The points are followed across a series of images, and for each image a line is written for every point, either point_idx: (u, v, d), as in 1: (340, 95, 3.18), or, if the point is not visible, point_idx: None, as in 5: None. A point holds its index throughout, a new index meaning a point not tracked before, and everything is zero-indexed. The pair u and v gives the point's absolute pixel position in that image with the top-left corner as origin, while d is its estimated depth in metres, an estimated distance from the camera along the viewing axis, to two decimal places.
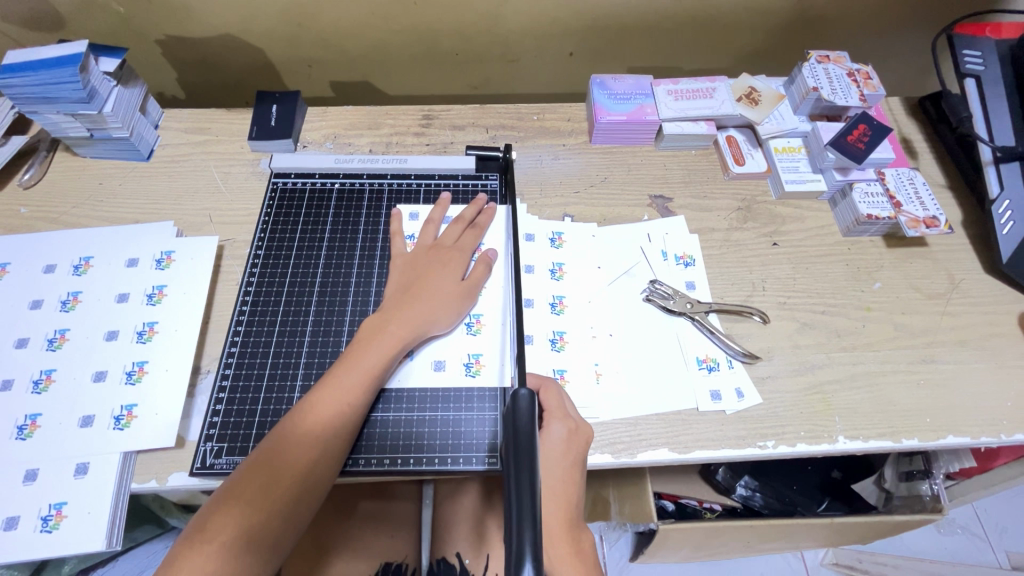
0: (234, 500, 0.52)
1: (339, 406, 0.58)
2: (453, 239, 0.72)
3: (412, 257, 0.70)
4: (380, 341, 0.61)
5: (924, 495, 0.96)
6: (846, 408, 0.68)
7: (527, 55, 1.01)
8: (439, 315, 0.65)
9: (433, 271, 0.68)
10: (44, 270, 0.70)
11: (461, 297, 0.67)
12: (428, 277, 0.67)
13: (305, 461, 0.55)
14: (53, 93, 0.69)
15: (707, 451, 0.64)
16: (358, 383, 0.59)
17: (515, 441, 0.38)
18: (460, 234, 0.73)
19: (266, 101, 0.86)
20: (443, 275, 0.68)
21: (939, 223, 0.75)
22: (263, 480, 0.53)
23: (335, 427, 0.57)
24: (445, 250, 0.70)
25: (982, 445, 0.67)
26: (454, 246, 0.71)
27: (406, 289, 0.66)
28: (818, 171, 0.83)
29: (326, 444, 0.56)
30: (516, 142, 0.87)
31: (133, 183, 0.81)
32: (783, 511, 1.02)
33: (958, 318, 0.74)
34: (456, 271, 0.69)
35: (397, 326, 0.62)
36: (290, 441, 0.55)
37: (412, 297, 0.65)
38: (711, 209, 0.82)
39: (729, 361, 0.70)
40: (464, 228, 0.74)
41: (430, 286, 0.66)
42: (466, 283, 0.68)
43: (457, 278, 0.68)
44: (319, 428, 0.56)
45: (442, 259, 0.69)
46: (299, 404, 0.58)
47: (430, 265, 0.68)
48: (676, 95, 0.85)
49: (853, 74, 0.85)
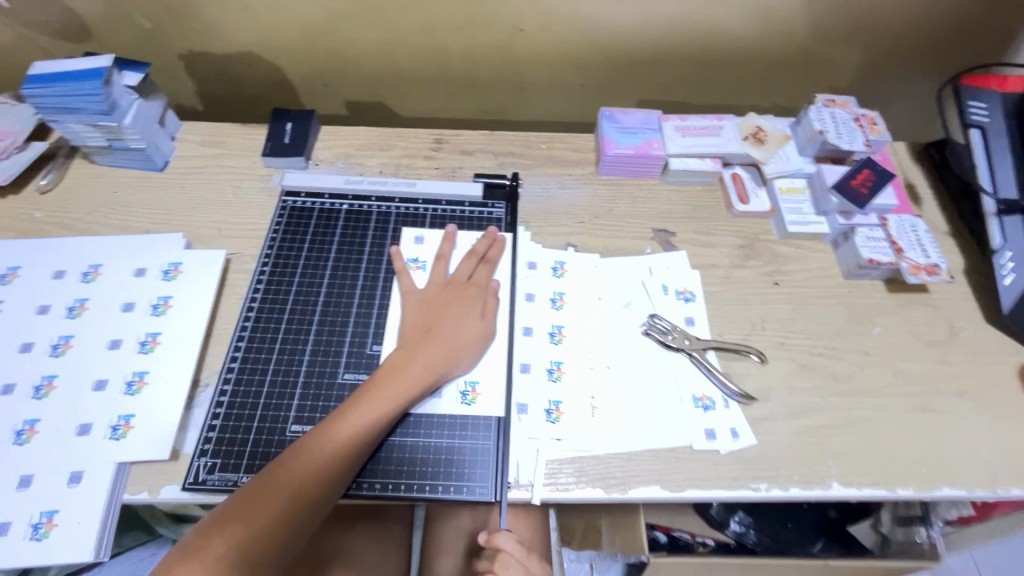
0: (238, 520, 0.52)
1: (355, 439, 0.58)
2: (467, 275, 0.73)
3: (431, 293, 0.71)
4: (401, 379, 0.62)
5: (922, 541, 0.95)
6: (841, 453, 0.67)
7: (538, 84, 1.03)
8: (456, 357, 0.66)
9: (454, 310, 0.69)
10: (53, 276, 0.71)
11: (478, 340, 0.68)
12: (447, 315, 0.68)
13: (312, 491, 0.55)
14: (75, 104, 0.71)
15: (699, 490, 0.64)
16: (374, 418, 0.60)
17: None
18: (473, 270, 0.74)
19: (281, 119, 0.88)
20: (462, 316, 0.69)
21: (939, 271, 0.76)
22: (269, 504, 0.54)
23: (346, 460, 0.58)
24: (464, 288, 0.71)
25: (978, 498, 0.66)
26: (470, 283, 0.72)
27: (430, 327, 0.67)
28: (821, 213, 0.84)
29: (335, 476, 0.57)
30: (523, 170, 0.89)
31: (146, 192, 0.83)
32: (777, 550, 1.01)
33: (957, 367, 0.74)
34: (476, 312, 0.70)
35: (419, 367, 0.63)
36: (302, 469, 0.56)
37: (432, 336, 0.66)
38: (713, 245, 0.83)
39: (725, 401, 0.70)
40: (476, 262, 0.74)
41: (450, 326, 0.67)
42: (484, 324, 0.69)
43: (476, 318, 0.69)
44: (330, 460, 0.57)
45: (460, 296, 0.70)
46: (312, 433, 0.58)
47: (449, 305, 0.69)
48: (683, 131, 0.87)
49: (858, 119, 0.86)
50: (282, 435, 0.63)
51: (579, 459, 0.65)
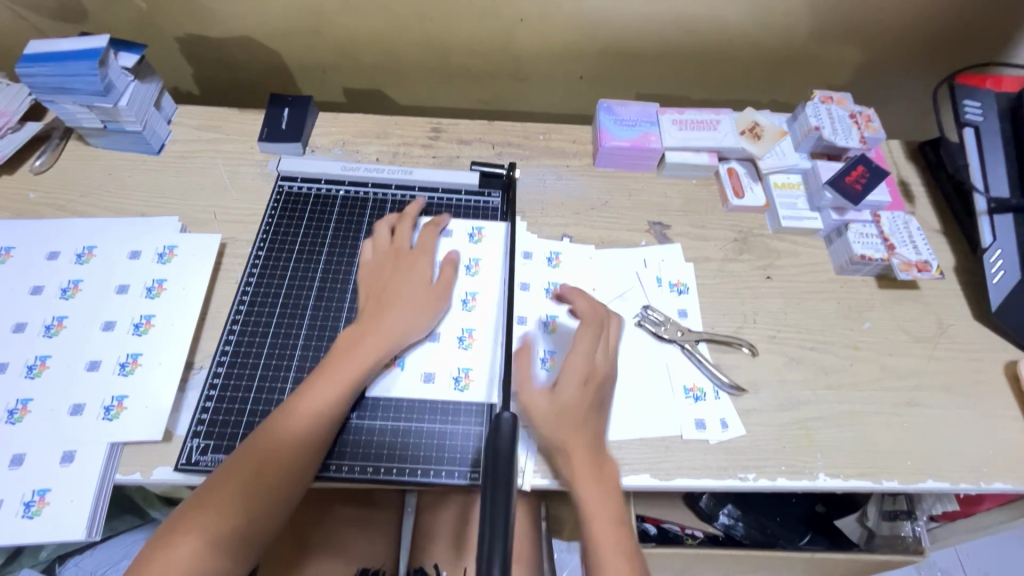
0: (206, 505, 0.53)
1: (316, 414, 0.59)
2: (416, 247, 0.73)
3: (382, 266, 0.71)
4: (356, 352, 0.63)
5: (907, 535, 0.98)
6: (829, 445, 0.68)
7: (537, 75, 1.03)
8: (413, 324, 0.66)
9: (406, 281, 0.69)
10: (47, 257, 0.71)
11: (432, 306, 0.68)
12: (400, 286, 0.68)
13: (282, 466, 0.56)
14: (70, 84, 0.71)
15: (687, 479, 0.65)
16: (335, 392, 0.60)
17: (494, 472, 0.38)
18: (423, 240, 0.74)
19: (279, 104, 0.88)
20: (416, 285, 0.69)
21: (930, 267, 0.77)
22: (236, 487, 0.54)
23: (308, 434, 0.58)
24: (410, 257, 0.71)
25: (961, 491, 0.67)
26: (415, 252, 0.72)
27: (382, 299, 0.67)
28: (815, 209, 0.84)
29: (299, 449, 0.57)
30: (520, 160, 0.89)
31: (141, 175, 0.82)
32: (764, 543, 1.02)
33: (945, 363, 0.75)
34: (427, 278, 0.70)
35: (373, 338, 0.64)
36: (264, 448, 0.56)
37: (385, 306, 0.66)
38: (708, 239, 0.83)
39: (716, 392, 0.71)
40: (429, 234, 0.74)
41: (403, 295, 0.67)
42: (442, 295, 0.69)
43: (428, 286, 0.69)
44: (291, 436, 0.57)
45: (414, 269, 0.70)
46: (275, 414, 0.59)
47: (396, 274, 0.69)
48: (680, 125, 0.87)
49: (855, 116, 0.87)
50: None
51: None
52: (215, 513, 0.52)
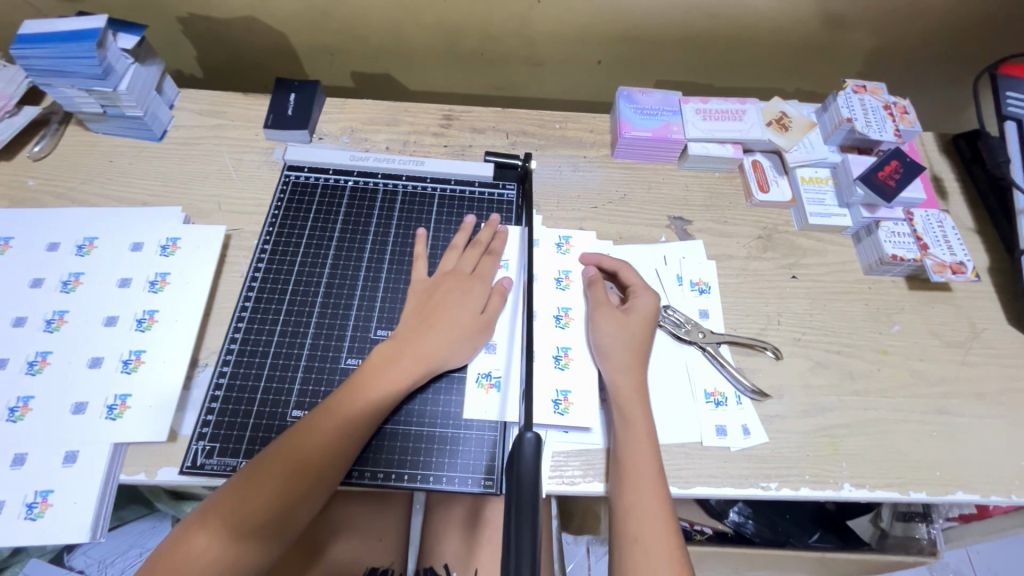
0: (219, 517, 0.52)
1: (339, 433, 0.57)
2: (472, 267, 0.69)
3: (429, 282, 0.68)
4: (388, 372, 0.60)
5: (921, 538, 0.95)
6: (854, 454, 0.66)
7: (553, 60, 0.98)
8: (452, 350, 0.63)
9: (452, 300, 0.65)
10: (47, 248, 0.69)
11: (477, 332, 0.65)
12: (445, 305, 0.65)
13: (298, 484, 0.54)
14: (67, 67, 0.68)
15: (707, 487, 0.63)
16: (356, 412, 0.58)
17: (517, 498, 0.36)
18: (477, 261, 0.70)
19: (284, 89, 0.84)
20: (462, 306, 0.65)
21: (966, 269, 0.73)
22: (249, 503, 0.53)
23: (327, 454, 0.56)
24: (464, 278, 0.68)
25: (991, 503, 0.65)
26: (474, 275, 0.69)
27: (421, 316, 0.64)
28: (844, 205, 0.81)
29: (315, 471, 0.55)
30: (535, 150, 0.85)
31: (143, 163, 0.79)
32: (775, 541, 1.00)
33: (977, 369, 0.72)
34: (475, 303, 0.66)
35: (408, 360, 0.61)
36: (281, 465, 0.55)
37: (425, 327, 0.63)
38: (730, 235, 0.80)
39: (738, 397, 0.68)
40: (481, 253, 0.71)
41: (446, 317, 0.64)
42: (486, 318, 0.66)
43: (475, 310, 0.65)
44: (311, 456, 0.55)
45: (460, 287, 0.67)
46: (302, 424, 0.57)
47: (446, 293, 0.66)
48: (704, 115, 0.83)
49: (889, 107, 0.82)
50: (283, 421, 0.61)
51: (587, 452, 0.64)
52: (225, 527, 0.52)
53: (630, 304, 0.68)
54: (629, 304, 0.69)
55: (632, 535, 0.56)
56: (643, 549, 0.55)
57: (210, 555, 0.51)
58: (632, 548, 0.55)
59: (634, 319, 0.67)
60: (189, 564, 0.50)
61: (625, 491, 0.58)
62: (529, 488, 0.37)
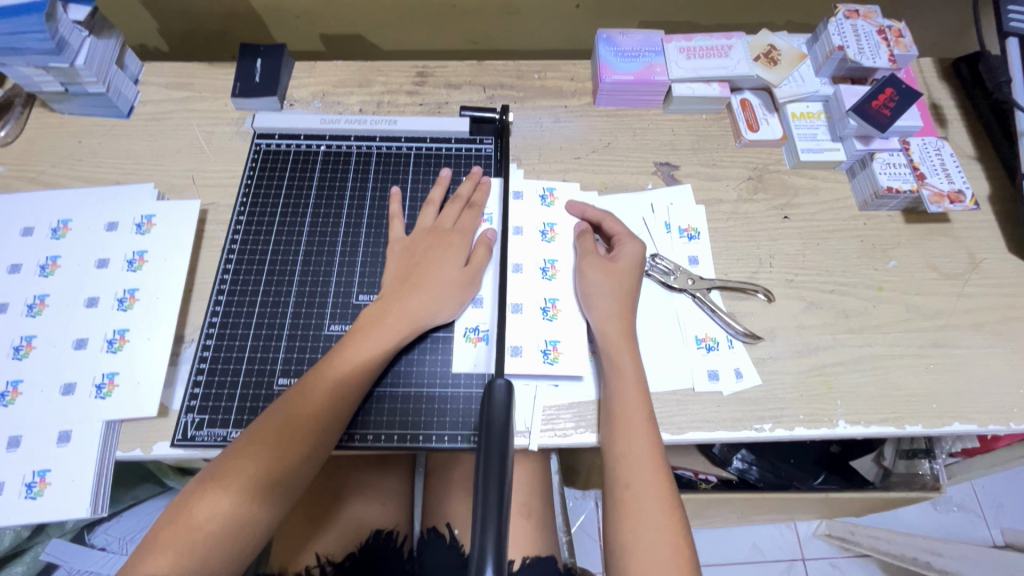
0: (219, 485, 0.52)
1: (331, 396, 0.57)
2: (452, 221, 0.68)
3: (410, 239, 0.67)
4: (376, 333, 0.60)
5: (923, 473, 0.92)
6: (849, 392, 0.65)
7: (529, 6, 0.94)
8: (440, 306, 0.62)
9: (436, 256, 0.64)
10: (21, 233, 0.68)
11: (464, 285, 0.63)
12: (429, 263, 0.64)
13: (294, 448, 0.54)
14: (19, 44, 0.65)
15: (700, 432, 0.62)
16: (345, 375, 0.58)
17: (488, 446, 0.42)
18: (458, 215, 0.69)
19: (249, 55, 0.81)
20: (445, 261, 0.64)
21: (964, 198, 0.70)
22: (248, 470, 0.53)
23: (320, 419, 0.56)
24: (445, 235, 0.66)
25: (988, 433, 0.64)
26: (454, 229, 0.67)
27: (406, 276, 0.63)
28: (837, 139, 0.78)
29: (309, 436, 0.55)
30: (514, 103, 0.82)
31: (113, 141, 0.78)
32: (778, 485, 0.99)
33: (975, 300, 0.70)
34: (457, 257, 0.65)
35: (395, 318, 0.61)
36: (277, 431, 0.55)
37: (410, 286, 0.62)
38: (719, 178, 0.78)
39: (729, 341, 0.67)
40: (461, 207, 0.69)
41: (430, 274, 0.63)
42: (470, 271, 0.64)
43: (458, 264, 0.64)
44: (306, 421, 0.55)
45: (442, 242, 0.66)
46: (293, 391, 0.57)
47: (429, 250, 0.65)
48: (688, 53, 0.79)
49: (884, 31, 0.78)
50: (270, 389, 0.61)
51: (578, 404, 0.63)
52: (227, 494, 0.52)
53: (614, 252, 0.67)
54: (614, 253, 0.67)
55: (623, 481, 0.56)
56: (634, 495, 0.55)
57: (214, 525, 0.51)
58: (624, 494, 0.55)
59: (621, 267, 0.65)
60: (192, 534, 0.51)
61: (617, 439, 0.57)
62: (501, 430, 0.43)
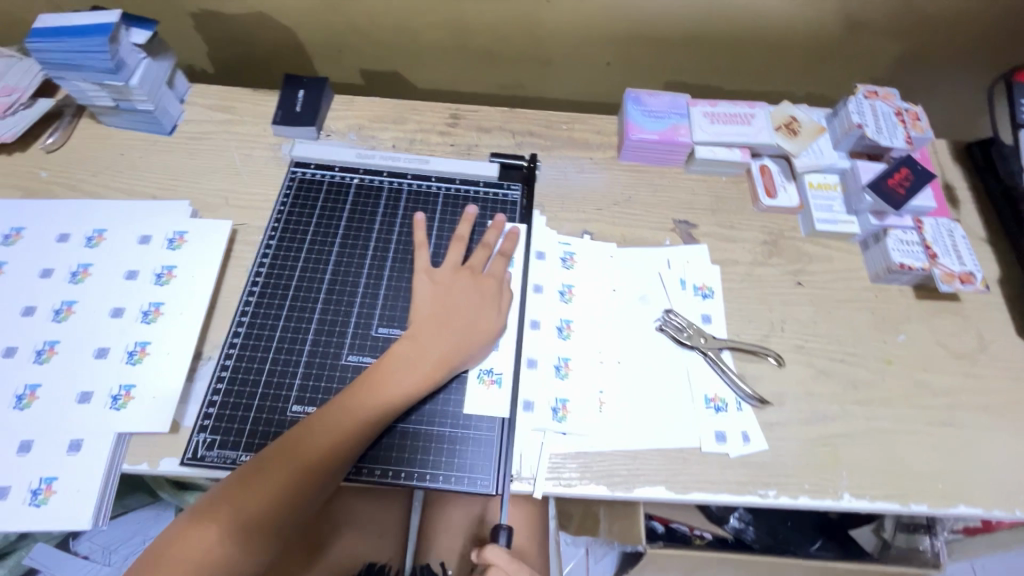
0: (227, 509, 0.53)
1: (349, 433, 0.57)
2: (481, 265, 0.70)
3: (440, 275, 0.68)
4: (403, 373, 0.61)
5: (924, 550, 0.90)
6: (855, 464, 0.65)
7: (561, 59, 0.98)
8: (467, 351, 0.63)
9: (465, 299, 0.66)
10: (57, 239, 0.70)
11: (489, 333, 0.65)
12: (461, 308, 0.65)
13: (309, 481, 0.55)
14: (80, 61, 0.68)
15: (704, 494, 0.62)
16: (367, 412, 0.58)
17: None
18: (487, 259, 0.70)
19: (293, 85, 0.84)
20: (479, 308, 0.66)
21: (974, 280, 0.72)
22: (260, 499, 0.54)
23: (336, 455, 0.56)
24: (478, 278, 0.68)
25: (994, 517, 0.64)
26: (484, 274, 0.69)
27: (435, 316, 0.65)
28: (852, 212, 0.80)
29: (324, 471, 0.56)
30: (541, 151, 0.85)
31: (153, 156, 0.80)
32: (775, 549, 0.97)
33: (984, 381, 0.71)
34: (486, 301, 0.67)
35: (422, 360, 0.62)
36: (293, 463, 0.55)
37: (439, 328, 0.64)
38: (736, 240, 0.79)
39: (738, 403, 0.68)
40: (490, 253, 0.71)
41: (460, 319, 0.65)
42: (497, 319, 0.67)
43: (487, 310, 0.66)
44: (319, 455, 0.56)
45: (472, 287, 0.67)
46: (314, 421, 0.57)
47: (460, 291, 0.67)
48: (712, 118, 0.82)
49: (901, 113, 0.81)
50: (283, 416, 0.62)
51: (585, 454, 0.63)
52: (235, 519, 0.53)
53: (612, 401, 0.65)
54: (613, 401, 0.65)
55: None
56: None
57: (216, 551, 0.52)
58: None
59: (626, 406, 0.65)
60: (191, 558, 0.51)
61: None
62: None
